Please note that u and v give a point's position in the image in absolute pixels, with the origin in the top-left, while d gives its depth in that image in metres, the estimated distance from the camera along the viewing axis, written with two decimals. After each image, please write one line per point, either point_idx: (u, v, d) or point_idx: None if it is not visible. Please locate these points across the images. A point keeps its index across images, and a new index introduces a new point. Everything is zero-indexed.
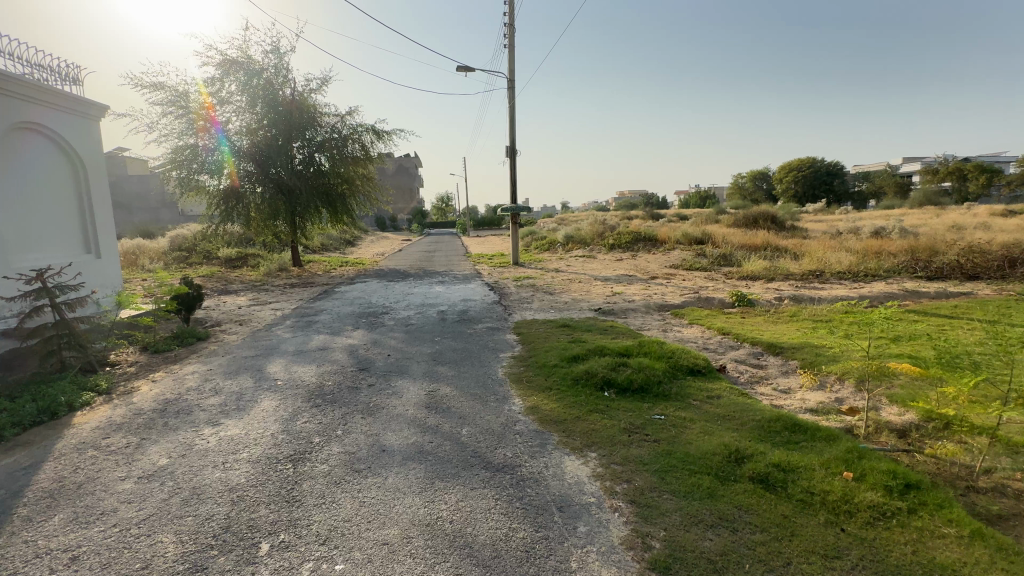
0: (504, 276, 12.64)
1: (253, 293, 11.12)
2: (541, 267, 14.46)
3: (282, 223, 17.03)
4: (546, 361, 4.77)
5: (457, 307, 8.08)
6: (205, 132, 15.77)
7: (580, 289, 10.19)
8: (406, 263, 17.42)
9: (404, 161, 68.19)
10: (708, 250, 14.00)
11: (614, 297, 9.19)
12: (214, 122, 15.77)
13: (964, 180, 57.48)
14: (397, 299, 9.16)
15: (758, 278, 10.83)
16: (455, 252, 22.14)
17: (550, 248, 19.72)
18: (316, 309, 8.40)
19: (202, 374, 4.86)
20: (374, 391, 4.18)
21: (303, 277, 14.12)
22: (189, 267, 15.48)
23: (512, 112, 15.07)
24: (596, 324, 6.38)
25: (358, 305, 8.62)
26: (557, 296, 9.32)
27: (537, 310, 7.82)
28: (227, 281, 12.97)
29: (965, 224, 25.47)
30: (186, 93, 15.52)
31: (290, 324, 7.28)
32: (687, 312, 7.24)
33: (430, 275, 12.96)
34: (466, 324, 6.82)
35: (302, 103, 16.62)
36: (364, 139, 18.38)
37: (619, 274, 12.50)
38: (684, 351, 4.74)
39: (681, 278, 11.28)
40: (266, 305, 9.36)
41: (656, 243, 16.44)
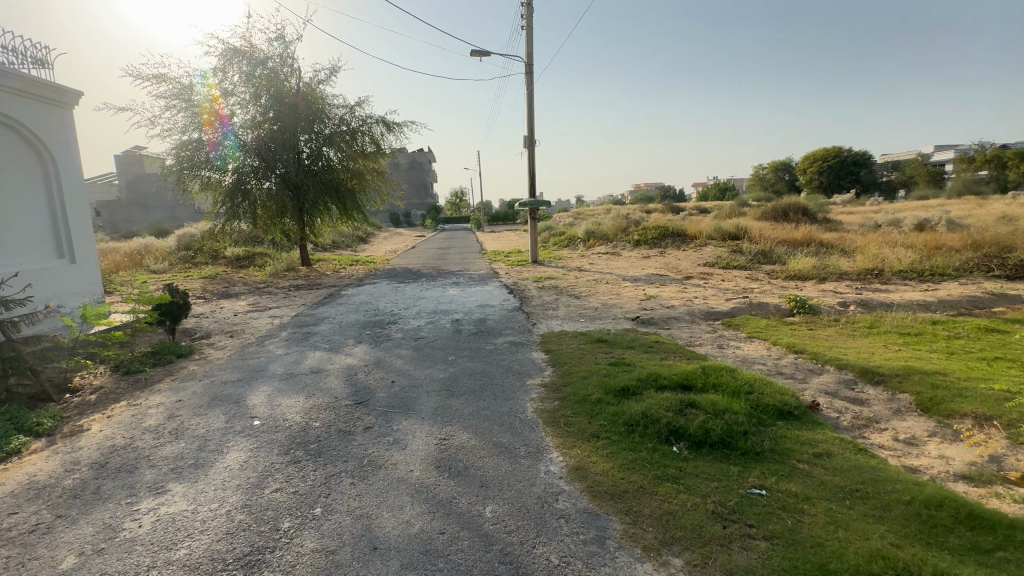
0: (523, 276, 11.70)
1: (255, 297, 10.37)
2: (562, 265, 13.46)
3: (290, 220, 16.30)
4: (589, 394, 3.81)
5: (473, 315, 7.15)
6: (211, 127, 15.05)
7: (609, 292, 9.17)
8: (420, 261, 16.61)
9: (418, 156, 67.60)
10: (746, 246, 12.83)
11: (650, 302, 8.15)
12: (222, 118, 15.11)
13: (1004, 168, 54.60)
14: (407, 305, 8.27)
15: (808, 278, 9.70)
16: (470, 249, 21.24)
17: (569, 244, 18.68)
18: (317, 318, 7.55)
19: (169, 407, 4.04)
20: (371, 438, 3.27)
21: (310, 278, 13.37)
22: (194, 268, 14.84)
23: (530, 99, 14.05)
24: (638, 339, 5.39)
25: (363, 313, 7.75)
26: (584, 301, 8.34)
27: (564, 318, 6.86)
28: (230, 282, 12.27)
29: (1015, 216, 23.76)
30: (187, 85, 14.79)
31: (286, 336, 6.45)
32: (741, 322, 6.20)
33: (444, 276, 12.05)
34: (485, 337, 5.88)
35: (308, 94, 15.80)
36: (375, 132, 17.50)
37: (648, 273, 11.46)
38: (763, 383, 3.72)
39: (720, 279, 10.19)
40: (265, 311, 8.56)
41: (685, 239, 15.27)
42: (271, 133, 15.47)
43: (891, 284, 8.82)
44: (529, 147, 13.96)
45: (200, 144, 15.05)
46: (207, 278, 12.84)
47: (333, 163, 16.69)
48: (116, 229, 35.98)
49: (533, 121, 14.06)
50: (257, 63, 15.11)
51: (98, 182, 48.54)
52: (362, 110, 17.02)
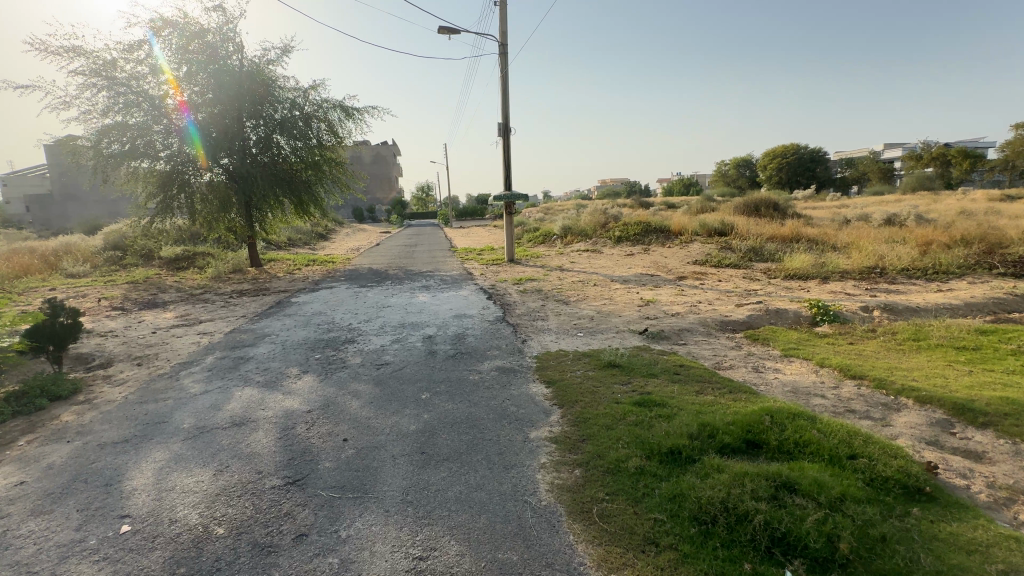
0: (501, 278, 10.56)
1: (186, 307, 8.78)
2: (541, 265, 12.38)
3: (235, 215, 14.48)
4: (624, 458, 2.72)
5: (449, 330, 5.95)
6: (176, 120, 13.49)
7: (601, 297, 8.14)
8: (385, 261, 15.18)
9: (381, 150, 65.05)
10: (735, 243, 12.13)
11: (650, 308, 7.17)
12: (183, 109, 13.43)
13: (948, 165, 57.36)
14: (368, 316, 6.98)
15: (810, 279, 8.99)
16: (439, 247, 19.88)
17: (545, 241, 17.62)
18: (256, 335, 6.18)
19: (0, 498, 2.67)
20: (304, 561, 2.06)
21: (258, 282, 11.77)
22: (121, 272, 12.90)
23: (504, 83, 12.86)
24: (659, 364, 4.34)
25: (314, 328, 6.40)
26: (575, 308, 7.30)
27: (558, 332, 5.75)
28: (160, 289, 10.56)
29: (973, 210, 24.40)
30: (108, 60, 12.78)
31: (210, 362, 5.08)
32: (767, 336, 5.26)
33: (411, 278, 10.76)
34: (467, 361, 4.71)
35: (255, 75, 14.08)
36: (332, 118, 15.88)
37: (637, 273, 10.55)
38: (858, 435, 2.73)
39: (716, 279, 9.37)
40: (192, 326, 7.05)
41: (669, 235, 14.46)
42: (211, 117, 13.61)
43: (901, 284, 8.17)
44: (503, 135, 12.79)
45: (127, 129, 13.04)
46: (133, 284, 11.05)
47: (285, 152, 15.01)
48: (44, 227, 32.51)
49: (507, 107, 12.89)
50: (193, 36, 13.28)
51: (25, 174, 44.15)
52: (317, 94, 15.37)
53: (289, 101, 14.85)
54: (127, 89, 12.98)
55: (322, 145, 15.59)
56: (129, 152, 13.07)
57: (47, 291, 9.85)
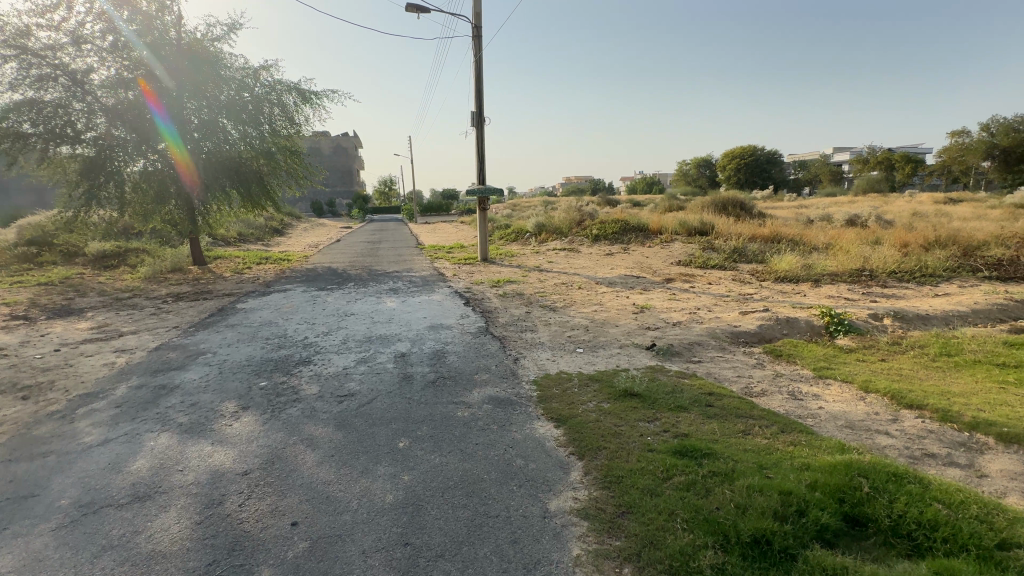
0: (476, 280, 9.70)
1: (107, 315, 7.44)
2: (518, 265, 11.59)
3: (174, 206, 13.02)
4: (691, 550, 1.97)
5: (425, 346, 5.06)
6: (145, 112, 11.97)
7: (589, 302, 7.42)
8: (347, 259, 13.98)
9: (342, 141, 62.41)
10: (717, 243, 11.74)
11: (646, 316, 6.52)
12: (154, 101, 12.03)
13: (892, 169, 60.50)
14: (328, 327, 5.97)
15: (801, 282, 8.62)
16: (405, 244, 18.71)
17: (517, 239, 16.84)
18: (187, 354, 5.07)
19: None
20: None
21: (200, 283, 10.40)
22: (35, 271, 11.16)
23: (477, 69, 11.96)
24: (685, 392, 3.64)
25: (261, 343, 5.35)
26: (565, 316, 6.55)
27: (554, 348, 4.96)
28: (79, 292, 9.07)
29: (925, 212, 25.25)
30: (18, 27, 11.02)
31: (119, 395, 3.97)
32: (790, 351, 4.68)
33: (377, 280, 9.72)
34: (451, 390, 3.85)
35: (199, 51, 12.55)
36: (286, 101, 14.48)
37: (621, 275, 9.94)
38: (990, 508, 2.08)
39: (707, 282, 8.86)
40: (108, 341, 5.81)
41: (648, 234, 13.96)
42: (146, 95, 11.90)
43: (895, 288, 7.89)
44: (476, 125, 11.89)
45: (40, 106, 11.22)
46: (46, 286, 9.48)
47: (233, 138, 13.45)
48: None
49: (481, 96, 12.00)
50: (123, 3, 11.65)
51: None
52: (269, 75, 13.96)
53: (237, 81, 13.26)
54: (40, 60, 11.19)
55: (276, 131, 14.16)
56: (44, 133, 11.27)
57: None
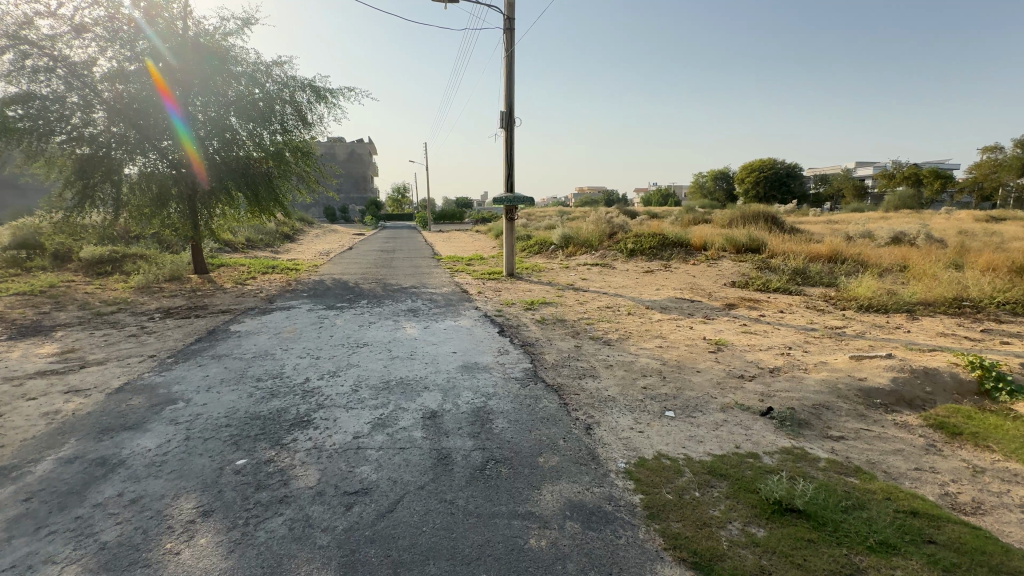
0: (505, 300, 8.50)
1: (79, 335, 6.35)
2: (549, 283, 10.38)
3: (175, 209, 12.05)
4: None
5: (461, 400, 3.84)
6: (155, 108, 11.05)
7: (648, 334, 6.17)
8: (360, 270, 12.89)
9: (357, 147, 62.04)
10: (774, 263, 10.41)
11: (727, 356, 5.25)
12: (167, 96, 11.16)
13: (920, 185, 58.49)
14: (336, 365, 4.78)
15: (893, 314, 7.27)
16: (422, 255, 17.62)
17: (542, 251, 15.66)
18: (151, 404, 3.90)
19: None
20: None
21: (197, 296, 9.35)
22: (22, 278, 10.24)
23: (507, 66, 10.91)
24: (872, 511, 2.37)
25: (249, 388, 4.17)
26: (625, 354, 5.31)
27: (634, 409, 3.71)
28: (60, 304, 8.06)
29: (975, 230, 23.53)
30: (11, 13, 9.97)
31: (34, 480, 2.79)
32: (970, 428, 3.37)
33: (394, 297, 8.58)
34: (511, 489, 2.60)
35: (209, 45, 11.59)
36: (299, 99, 13.45)
37: (671, 298, 8.67)
38: None
39: (778, 310, 7.56)
40: (64, 375, 4.68)
41: (689, 250, 12.69)
42: (160, 90, 11.02)
43: (1017, 325, 6.51)
44: (506, 127, 10.78)
45: (34, 100, 10.19)
46: (26, 295, 8.50)
47: (241, 137, 12.45)
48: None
49: (511, 95, 10.92)
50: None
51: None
52: (282, 71, 12.95)
53: (247, 77, 12.26)
54: (37, 51, 10.17)
55: (287, 131, 13.14)
56: (36, 129, 10.19)
57: None
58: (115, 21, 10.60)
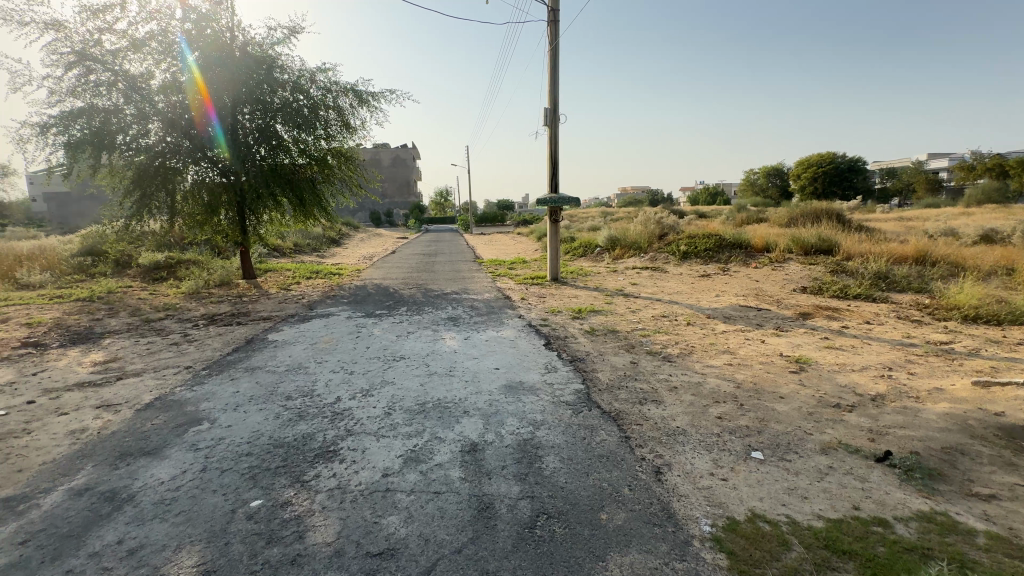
0: (550, 307, 7.97)
1: (126, 342, 6.39)
2: (596, 288, 9.76)
3: (225, 216, 12.31)
4: None
5: (505, 430, 3.35)
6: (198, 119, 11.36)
7: (714, 349, 5.47)
8: (401, 275, 12.73)
9: (402, 153, 63.31)
10: (850, 265, 9.31)
11: (813, 378, 4.49)
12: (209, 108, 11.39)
13: (1007, 177, 52.89)
14: (370, 382, 4.41)
15: (1008, 326, 6.18)
16: (463, 258, 17.38)
17: (587, 254, 15.01)
18: (176, 424, 3.65)
19: None
20: None
21: (242, 302, 9.40)
22: (85, 284, 10.72)
23: (552, 60, 10.40)
24: None
25: (277, 408, 3.86)
26: (690, 373, 4.66)
27: (710, 446, 3.10)
28: (114, 310, 8.27)
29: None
30: (78, 31, 10.47)
31: (37, 517, 2.53)
32: None
33: (434, 304, 8.25)
34: (569, 560, 2.07)
35: (256, 55, 11.76)
36: (342, 104, 13.45)
37: (733, 305, 7.85)
38: None
39: (863, 320, 6.62)
40: (100, 388, 4.58)
41: (749, 252, 11.68)
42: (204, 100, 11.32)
43: None
44: (550, 124, 10.26)
45: (96, 114, 10.55)
46: (85, 301, 8.79)
47: (286, 143, 12.56)
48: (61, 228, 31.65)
49: (556, 91, 10.41)
50: (191, 14, 11.07)
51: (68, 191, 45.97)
52: (326, 76, 12.99)
53: (292, 84, 12.38)
54: (100, 66, 10.53)
55: (330, 136, 13.18)
56: (96, 141, 10.56)
57: None
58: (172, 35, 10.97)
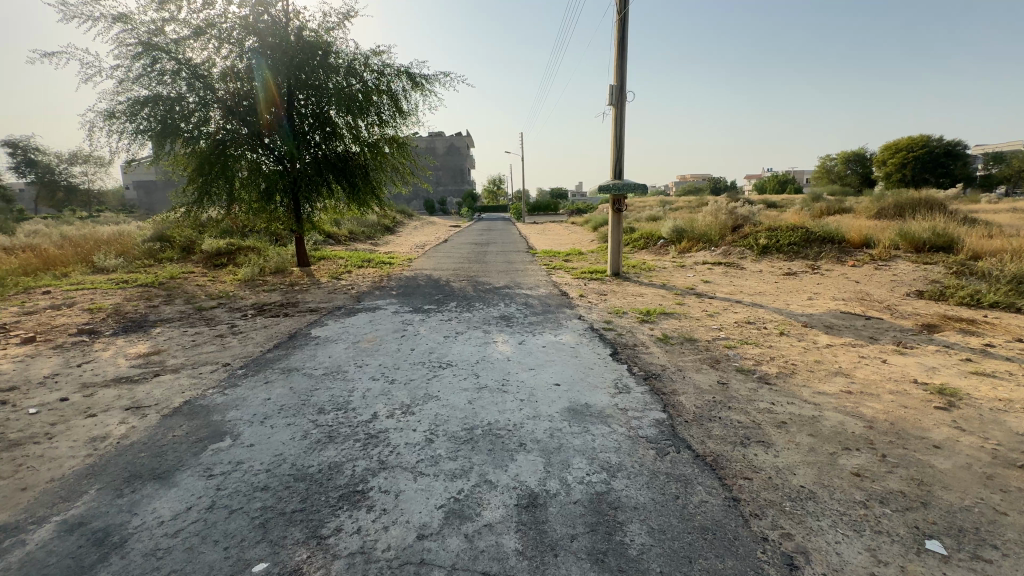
0: (612, 307, 7.15)
1: (175, 332, 6.26)
2: (662, 285, 8.79)
3: (281, 203, 12.36)
4: None
5: (571, 477, 2.64)
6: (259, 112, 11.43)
7: (822, 369, 4.48)
8: (452, 265, 12.30)
9: (456, 141, 63.40)
10: (980, 266, 7.73)
11: (972, 419, 3.44)
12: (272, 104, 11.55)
13: None
14: (412, 396, 3.83)
15: None
16: (515, 248, 16.76)
17: (649, 246, 13.91)
18: (197, 438, 3.24)
19: None
20: None
21: (292, 290, 9.28)
22: (152, 269, 11.08)
23: (620, 33, 9.40)
24: None
25: (306, 426, 3.36)
26: (798, 403, 3.74)
27: (859, 526, 2.24)
28: (171, 296, 8.34)
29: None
30: (146, 22, 10.65)
31: (14, 561, 2.12)
32: None
33: (485, 300, 7.66)
34: None
35: (311, 41, 11.57)
36: (395, 88, 13.00)
37: (832, 311, 6.68)
38: None
39: (1013, 338, 5.31)
40: (135, 385, 4.33)
41: (843, 248, 10.19)
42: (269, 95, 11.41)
43: None
44: (617, 104, 9.30)
45: (160, 103, 10.70)
46: (146, 287, 8.97)
47: (340, 129, 12.42)
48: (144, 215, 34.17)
49: (623, 67, 9.41)
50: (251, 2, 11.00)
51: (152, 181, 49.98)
52: (379, 59, 12.56)
53: (347, 69, 12.13)
54: (166, 55, 10.71)
55: (383, 122, 12.85)
56: (160, 130, 10.76)
57: (39, 296, 7.92)
58: (232, 24, 10.96)
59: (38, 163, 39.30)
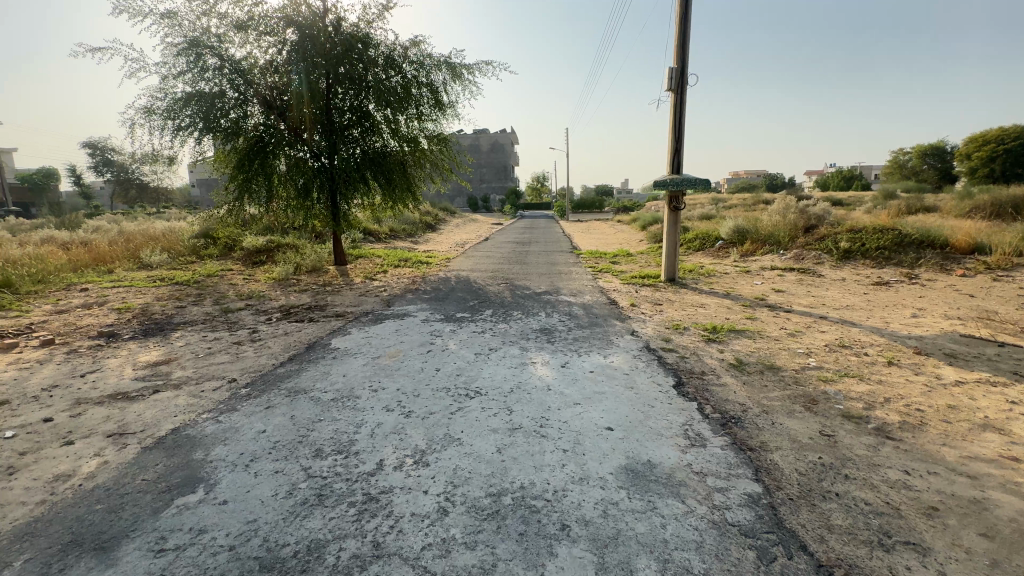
0: (670, 321, 6.17)
1: (193, 337, 5.88)
2: (727, 295, 7.68)
3: (319, 201, 12.07)
4: None
5: None
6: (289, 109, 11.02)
7: (964, 421, 3.38)
8: (490, 266, 11.58)
9: (500, 138, 62.86)
10: None
11: None
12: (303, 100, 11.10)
13: None
14: (428, 438, 3.10)
15: None
16: (558, 248, 15.84)
17: (706, 248, 12.65)
18: (166, 488, 2.65)
19: None
20: None
21: (323, 292, 8.87)
22: (192, 266, 11.08)
23: (682, 8, 8.33)
24: None
25: (295, 476, 2.70)
26: (946, 475, 2.71)
27: None
28: (202, 296, 8.10)
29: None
30: (189, 17, 10.55)
31: None
32: None
33: (523, 308, 6.87)
34: None
35: (350, 32, 11.16)
36: (434, 80, 12.43)
37: (949, 334, 5.41)
38: None
39: None
40: (129, 404, 3.87)
41: (946, 253, 8.65)
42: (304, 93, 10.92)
43: None
44: (676, 89, 8.26)
45: (202, 100, 10.58)
46: (181, 285, 8.82)
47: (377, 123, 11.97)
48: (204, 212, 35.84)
49: (685, 47, 8.35)
50: None
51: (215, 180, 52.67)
52: (418, 50, 12.03)
53: (385, 61, 11.66)
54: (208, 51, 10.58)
55: (422, 116, 12.32)
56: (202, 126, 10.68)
57: (77, 294, 7.88)
58: (273, 17, 10.72)
59: (114, 163, 42.04)
